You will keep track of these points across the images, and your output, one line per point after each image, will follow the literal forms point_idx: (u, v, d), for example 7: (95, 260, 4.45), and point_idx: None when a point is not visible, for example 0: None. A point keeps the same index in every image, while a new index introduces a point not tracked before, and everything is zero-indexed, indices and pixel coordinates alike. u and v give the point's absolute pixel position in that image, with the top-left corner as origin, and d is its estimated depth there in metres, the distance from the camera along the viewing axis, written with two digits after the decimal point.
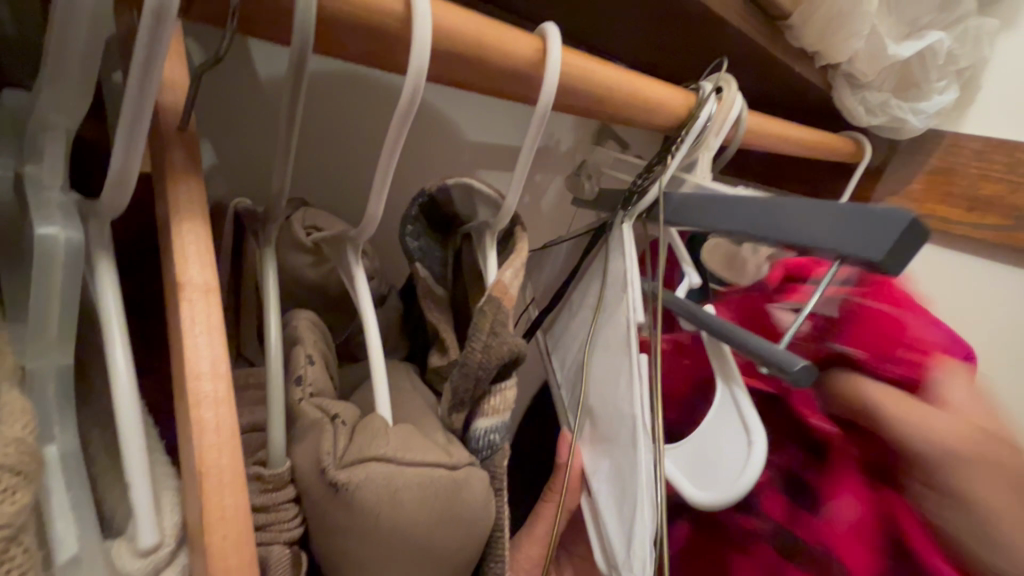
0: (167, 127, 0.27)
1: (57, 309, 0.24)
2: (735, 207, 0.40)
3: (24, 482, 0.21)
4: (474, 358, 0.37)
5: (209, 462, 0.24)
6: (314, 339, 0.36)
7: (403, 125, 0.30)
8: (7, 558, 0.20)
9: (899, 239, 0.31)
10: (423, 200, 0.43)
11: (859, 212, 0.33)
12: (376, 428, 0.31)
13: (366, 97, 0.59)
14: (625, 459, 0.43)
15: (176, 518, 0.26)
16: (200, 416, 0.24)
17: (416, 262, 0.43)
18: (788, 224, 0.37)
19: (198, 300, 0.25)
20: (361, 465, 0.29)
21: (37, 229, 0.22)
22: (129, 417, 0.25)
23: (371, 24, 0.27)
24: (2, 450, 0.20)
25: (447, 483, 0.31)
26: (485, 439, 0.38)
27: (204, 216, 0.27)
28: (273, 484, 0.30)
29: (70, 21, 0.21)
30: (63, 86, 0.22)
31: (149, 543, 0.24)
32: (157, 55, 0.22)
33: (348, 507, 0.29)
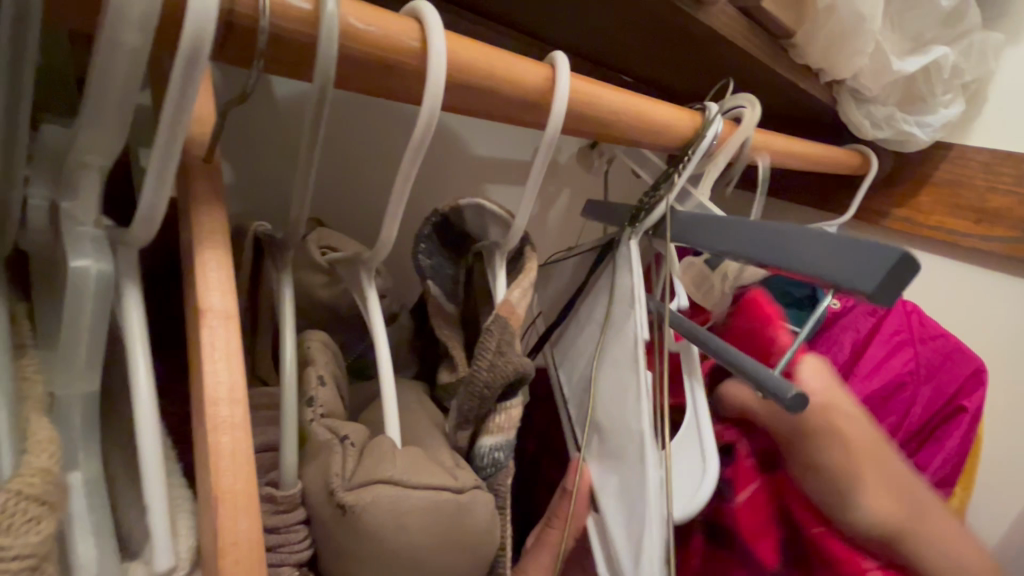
0: (194, 160, 0.28)
1: (86, 340, 0.24)
2: (735, 232, 0.41)
3: (50, 511, 0.21)
4: (480, 377, 0.38)
5: (224, 488, 0.24)
6: (326, 361, 0.36)
7: (418, 154, 0.31)
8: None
9: (888, 273, 0.31)
10: (437, 219, 0.44)
11: (852, 246, 0.33)
12: (384, 450, 0.32)
13: (379, 117, 0.60)
14: (632, 474, 0.44)
15: (191, 541, 0.27)
16: (217, 441, 0.25)
17: (428, 280, 0.44)
18: (784, 249, 0.37)
19: (218, 326, 0.26)
20: (368, 487, 0.30)
21: (71, 262, 0.23)
22: (149, 443, 0.25)
23: (388, 59, 0.28)
24: (29, 479, 0.21)
25: (452, 506, 0.31)
26: (490, 456, 0.38)
27: (226, 244, 0.27)
28: (285, 505, 0.30)
29: (108, 66, 0.22)
30: (97, 125, 0.23)
31: (165, 566, 0.25)
32: (189, 94, 0.23)
33: (354, 529, 0.29)
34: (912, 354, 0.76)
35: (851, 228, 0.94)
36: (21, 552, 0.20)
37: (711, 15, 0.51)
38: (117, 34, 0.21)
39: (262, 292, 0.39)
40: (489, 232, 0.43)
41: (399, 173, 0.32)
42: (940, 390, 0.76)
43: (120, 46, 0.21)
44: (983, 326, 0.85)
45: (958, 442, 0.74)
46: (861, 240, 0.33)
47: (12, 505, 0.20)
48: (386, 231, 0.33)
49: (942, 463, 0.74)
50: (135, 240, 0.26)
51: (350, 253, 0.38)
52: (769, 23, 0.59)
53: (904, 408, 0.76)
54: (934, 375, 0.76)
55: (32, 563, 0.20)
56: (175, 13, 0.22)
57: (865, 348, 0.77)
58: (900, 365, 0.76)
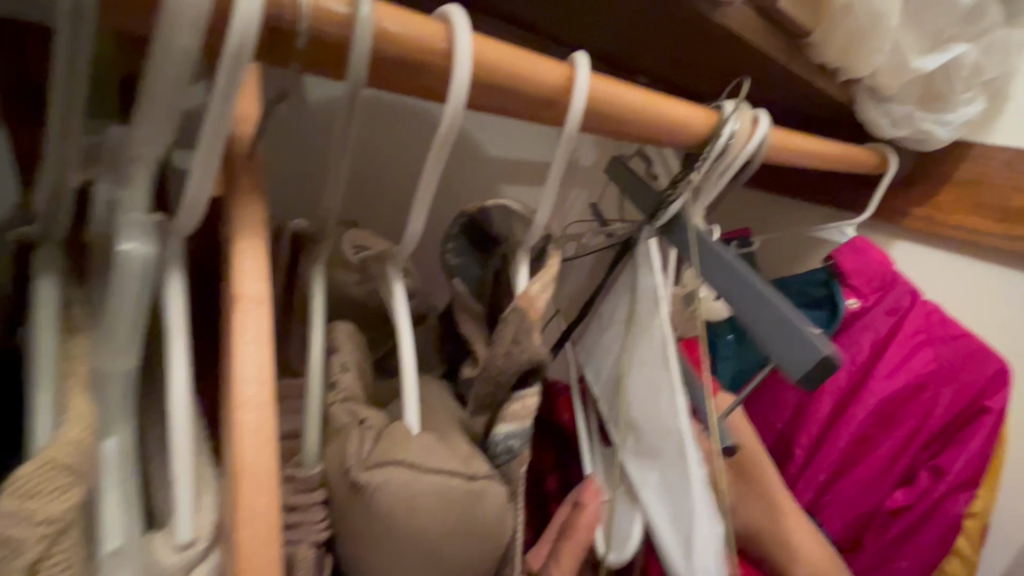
0: (236, 155, 0.30)
1: (129, 319, 0.25)
2: (724, 276, 0.47)
3: (76, 481, 0.25)
4: (497, 361, 0.39)
5: (246, 462, 0.26)
6: (351, 350, 0.38)
7: (442, 150, 0.32)
8: (57, 548, 0.24)
9: (812, 371, 0.41)
10: (464, 220, 0.46)
11: (798, 340, 0.42)
12: (398, 434, 0.32)
13: (403, 118, 0.62)
14: (674, 471, 0.46)
15: (212, 516, 0.28)
16: (243, 417, 0.26)
17: (455, 279, 0.45)
18: (755, 313, 0.44)
19: (252, 310, 0.27)
20: (382, 468, 0.30)
21: (120, 245, 0.25)
22: (181, 419, 0.27)
23: (416, 59, 0.29)
24: (62, 451, 0.25)
25: (464, 493, 0.31)
26: (505, 444, 0.39)
27: (263, 235, 0.29)
28: (305, 485, 0.31)
29: (160, 65, 0.23)
30: (149, 121, 0.24)
31: (186, 538, 0.26)
32: (232, 93, 0.25)
33: (366, 509, 0.30)
34: (933, 354, 0.75)
35: (869, 228, 0.94)
36: (45, 516, 0.24)
37: (729, 16, 0.52)
38: (171, 36, 0.22)
39: (297, 297, 0.40)
40: (513, 231, 0.44)
41: (423, 171, 0.33)
42: (965, 391, 0.74)
43: (172, 48, 0.23)
44: (1004, 327, 0.84)
45: (980, 442, 0.72)
46: (808, 338, 0.41)
47: (43, 474, 0.24)
48: (412, 227, 0.35)
49: (965, 464, 0.72)
50: (179, 229, 0.27)
51: (379, 251, 0.40)
52: (786, 22, 0.59)
53: (925, 408, 0.75)
54: (953, 376, 0.74)
55: (58, 527, 0.24)
56: (222, 18, 0.24)
57: (884, 348, 0.77)
58: (920, 365, 0.75)
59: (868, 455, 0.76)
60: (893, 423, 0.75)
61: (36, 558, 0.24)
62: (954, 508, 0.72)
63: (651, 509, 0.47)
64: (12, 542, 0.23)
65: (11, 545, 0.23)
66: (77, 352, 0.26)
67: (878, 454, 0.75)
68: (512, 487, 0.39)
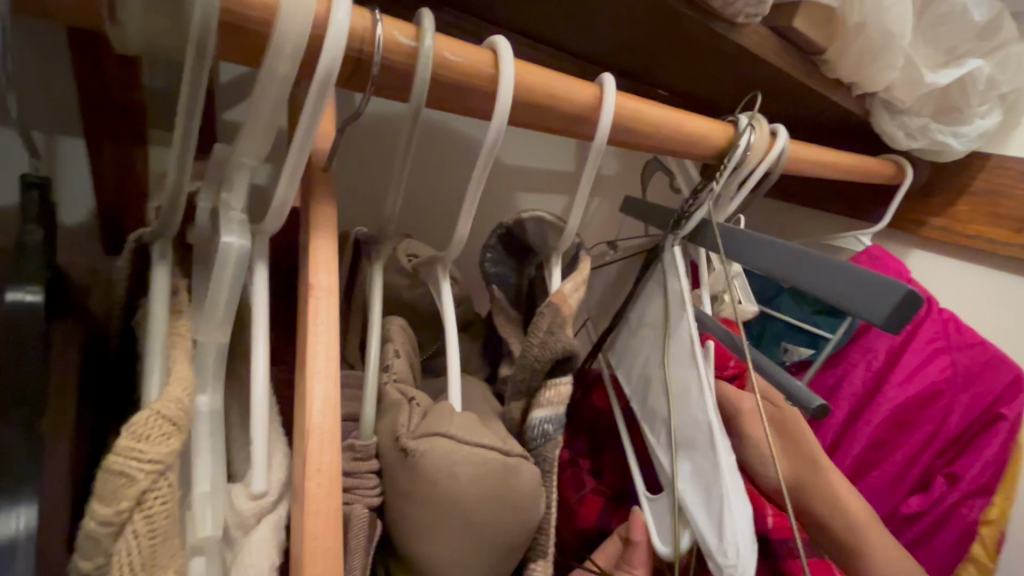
0: (316, 167, 0.34)
1: (224, 298, 0.29)
2: (770, 253, 0.48)
3: (177, 431, 0.27)
4: (532, 352, 0.42)
5: (314, 425, 0.30)
6: (403, 340, 0.42)
7: (488, 161, 0.36)
8: (157, 487, 0.26)
9: (897, 306, 0.40)
10: (502, 231, 0.51)
11: (872, 281, 0.42)
12: (443, 410, 0.36)
13: (445, 137, 0.68)
14: (706, 460, 0.47)
15: (280, 474, 0.32)
16: (312, 387, 0.30)
17: (493, 285, 0.49)
18: (815, 276, 0.45)
19: (323, 299, 0.31)
20: (427, 438, 0.34)
21: (222, 237, 0.29)
22: (260, 386, 0.30)
23: (468, 82, 0.33)
24: (167, 401, 0.27)
25: (499, 466, 0.34)
26: (540, 428, 0.42)
27: (335, 234, 0.33)
28: (362, 453, 0.35)
29: (265, 89, 0.28)
30: (251, 135, 0.29)
31: (260, 488, 0.30)
32: (318, 113, 0.29)
33: (414, 473, 0.33)
34: (948, 361, 0.77)
35: (886, 236, 0.95)
36: (152, 457, 0.26)
37: (746, 36, 0.55)
38: (274, 66, 0.27)
39: (357, 291, 0.45)
40: (547, 241, 0.48)
41: (471, 182, 0.37)
42: (978, 399, 0.75)
43: (275, 76, 0.27)
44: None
45: (998, 446, 0.73)
46: (878, 277, 0.41)
47: (152, 421, 0.26)
48: (460, 230, 0.39)
49: (981, 471, 0.74)
50: (268, 228, 0.32)
51: (429, 255, 0.44)
52: (802, 41, 0.62)
53: (940, 416, 0.76)
54: (970, 382, 0.76)
55: (158, 468, 0.26)
56: (313, 51, 0.28)
57: (900, 354, 0.78)
58: (936, 373, 0.77)
59: (884, 461, 0.77)
60: (910, 428, 0.77)
61: (141, 492, 0.26)
62: (970, 514, 0.73)
63: (684, 497, 0.48)
64: (123, 476, 0.25)
65: (123, 478, 0.25)
66: (182, 329, 0.31)
67: (894, 460, 0.77)
68: (546, 468, 0.42)
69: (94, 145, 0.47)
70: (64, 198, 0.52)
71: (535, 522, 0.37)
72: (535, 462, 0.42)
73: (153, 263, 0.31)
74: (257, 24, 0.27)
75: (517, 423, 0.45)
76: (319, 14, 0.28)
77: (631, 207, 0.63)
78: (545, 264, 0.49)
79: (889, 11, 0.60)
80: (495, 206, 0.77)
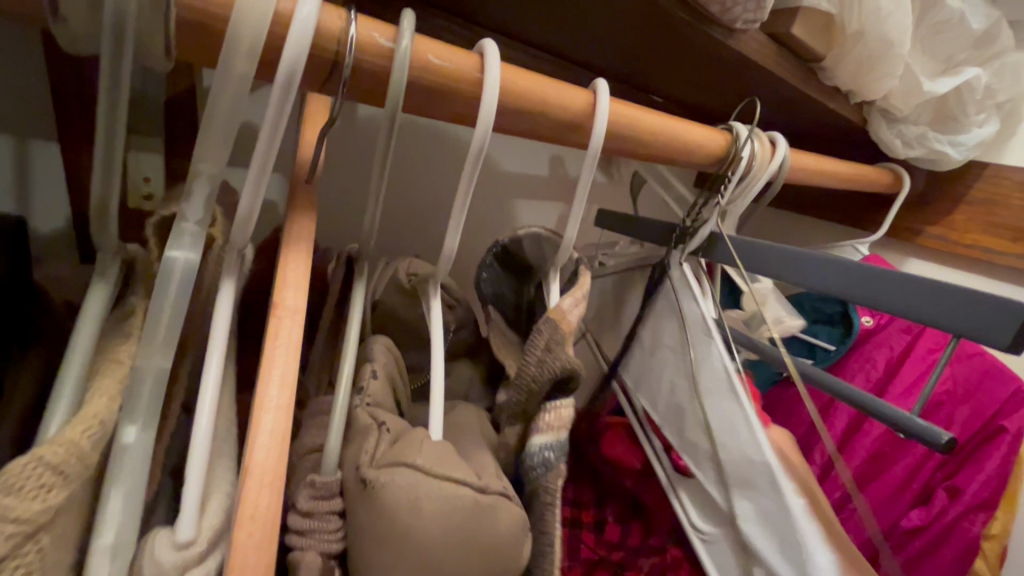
0: (296, 179, 0.33)
1: (167, 317, 0.27)
2: (833, 273, 0.43)
3: (62, 482, 0.23)
4: (529, 371, 0.40)
5: (255, 461, 0.26)
6: (384, 360, 0.40)
7: (473, 170, 0.34)
8: (23, 553, 0.22)
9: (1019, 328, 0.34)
10: (497, 250, 0.50)
11: (977, 301, 0.36)
12: (414, 439, 0.33)
13: (440, 147, 0.67)
14: (771, 503, 0.42)
15: (214, 520, 0.27)
16: (260, 417, 0.27)
17: (490, 304, 0.48)
18: (894, 296, 0.39)
19: (286, 319, 0.29)
20: (390, 468, 0.31)
21: (167, 251, 0.27)
22: (202, 420, 0.27)
23: (449, 87, 0.31)
24: (54, 447, 0.23)
25: (470, 503, 0.31)
26: (540, 455, 0.39)
27: (308, 250, 0.31)
28: (324, 492, 0.32)
29: (221, 87, 0.26)
30: (211, 142, 0.27)
31: (186, 537, 0.26)
32: (282, 117, 0.27)
33: (373, 506, 0.30)
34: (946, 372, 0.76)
35: (885, 247, 0.94)
36: (21, 515, 0.22)
37: (744, 43, 0.54)
38: (230, 65, 0.25)
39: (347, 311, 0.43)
40: (545, 257, 0.48)
41: (460, 191, 0.35)
42: (979, 411, 0.73)
43: (230, 75, 0.25)
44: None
45: (997, 462, 0.69)
46: (982, 295, 0.35)
47: (29, 469, 0.22)
48: (447, 244, 0.37)
49: (982, 484, 0.70)
50: (236, 243, 0.30)
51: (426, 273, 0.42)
52: (799, 48, 0.61)
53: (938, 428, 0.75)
54: (971, 394, 0.74)
55: (25, 530, 0.22)
56: (275, 50, 0.27)
57: (899, 366, 0.76)
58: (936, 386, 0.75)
59: (882, 474, 0.76)
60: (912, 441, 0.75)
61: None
62: (971, 529, 0.69)
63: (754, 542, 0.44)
64: None
65: None
66: (119, 355, 0.28)
67: (893, 473, 0.75)
68: (547, 499, 0.38)
69: (68, 152, 0.45)
70: (36, 207, 0.50)
71: (518, 568, 0.33)
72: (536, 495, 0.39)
73: (96, 280, 0.29)
74: (213, 21, 0.25)
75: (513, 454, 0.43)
76: (281, 12, 0.26)
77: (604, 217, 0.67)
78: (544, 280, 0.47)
79: (888, 18, 0.59)
80: (490, 216, 0.75)
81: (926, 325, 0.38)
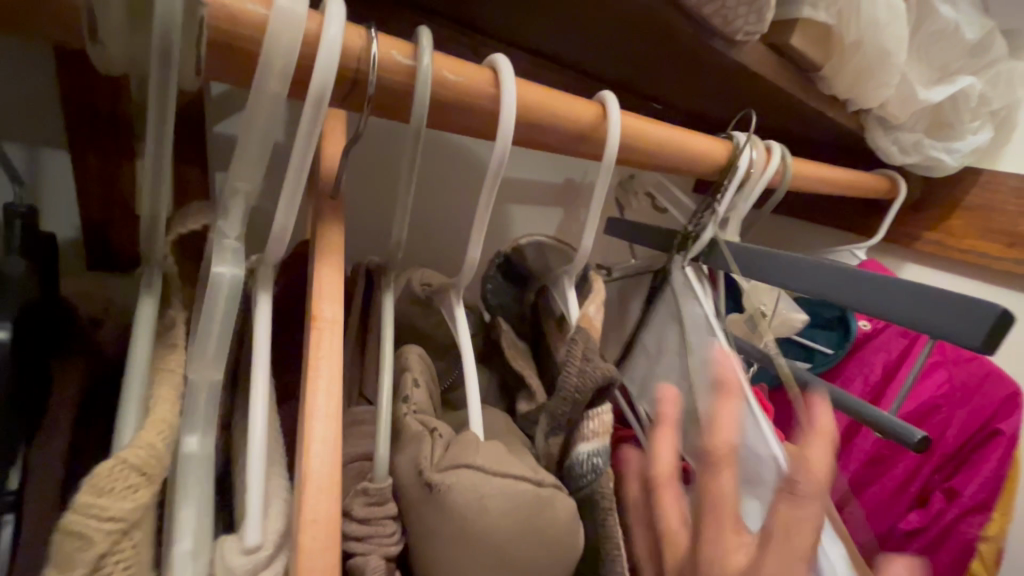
0: (322, 193, 0.33)
1: (217, 330, 0.28)
2: (818, 276, 0.44)
3: (146, 483, 0.25)
4: (570, 383, 0.40)
5: (313, 468, 0.27)
6: (421, 369, 0.40)
7: (495, 182, 0.35)
8: (118, 550, 0.24)
9: (990, 328, 0.35)
10: (501, 260, 0.51)
11: (953, 302, 0.36)
12: (468, 440, 0.33)
13: (450, 155, 0.67)
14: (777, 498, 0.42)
15: (277, 524, 0.28)
16: (311, 425, 0.28)
17: (494, 314, 0.50)
18: (875, 298, 0.40)
19: (326, 329, 0.30)
20: (452, 470, 0.31)
21: (214, 268, 0.28)
22: (258, 427, 0.28)
23: (470, 101, 0.32)
24: (136, 449, 0.25)
25: (531, 496, 0.31)
26: (589, 462, 0.39)
27: (340, 260, 0.32)
28: (377, 497, 0.33)
29: (257, 105, 0.27)
30: (244, 158, 0.28)
31: (254, 542, 0.27)
32: (314, 133, 0.28)
33: (441, 508, 0.31)
34: (945, 376, 0.75)
35: (883, 252, 0.96)
36: (113, 515, 0.23)
37: (744, 53, 0.55)
38: (264, 84, 0.26)
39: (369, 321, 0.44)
40: (549, 266, 0.48)
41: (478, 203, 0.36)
42: (977, 413, 0.73)
43: (264, 94, 0.26)
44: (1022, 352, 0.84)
45: (994, 465, 0.70)
46: (958, 297, 0.36)
47: (117, 471, 0.24)
48: (469, 254, 0.38)
49: (978, 487, 0.71)
50: (269, 259, 0.31)
51: (440, 282, 0.43)
52: (799, 58, 0.62)
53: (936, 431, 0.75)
54: (968, 398, 0.74)
55: (121, 527, 0.24)
56: (306, 67, 0.27)
57: (898, 368, 0.77)
58: (932, 389, 0.75)
59: (883, 476, 0.75)
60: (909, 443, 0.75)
61: (99, 556, 0.23)
62: (969, 532, 0.71)
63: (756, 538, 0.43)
64: (78, 537, 0.23)
65: (79, 540, 0.23)
66: (171, 364, 0.29)
67: (894, 475, 0.75)
68: (604, 506, 0.38)
69: (78, 164, 0.46)
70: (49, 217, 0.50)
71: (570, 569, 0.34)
72: (591, 500, 0.39)
73: (141, 295, 0.31)
74: (248, 41, 0.25)
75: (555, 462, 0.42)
76: (309, 33, 0.27)
77: (614, 225, 0.66)
78: (551, 288, 0.48)
79: (885, 29, 0.60)
80: (489, 221, 0.77)
81: (913, 328, 0.38)
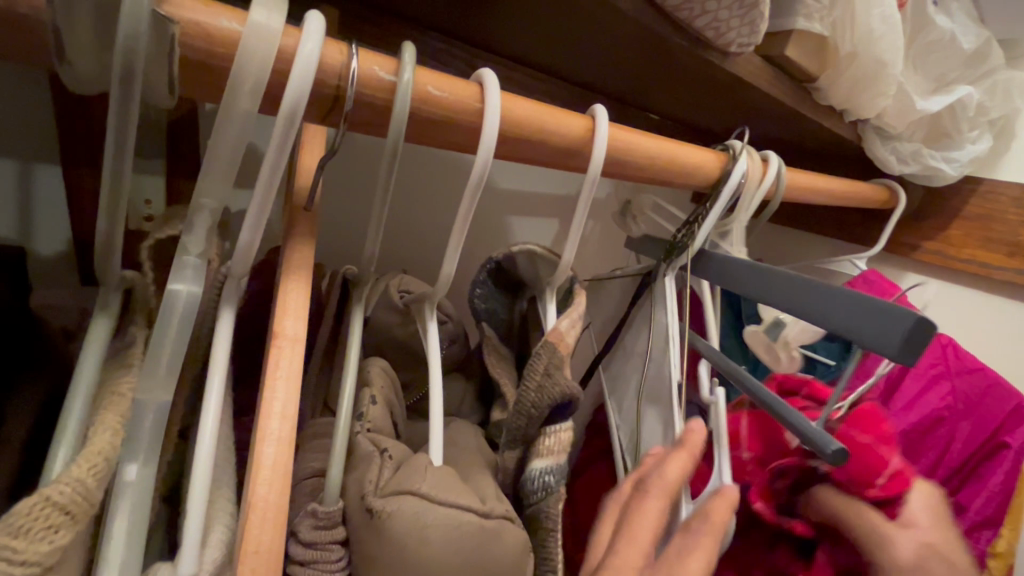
0: (297, 207, 0.33)
1: (169, 350, 0.28)
2: (766, 280, 0.45)
3: (69, 522, 0.23)
4: (529, 398, 0.39)
5: (258, 495, 0.26)
6: (381, 385, 0.40)
7: (473, 197, 0.34)
8: None
9: (907, 334, 0.34)
10: (492, 265, 0.49)
11: (875, 307, 0.36)
12: (417, 465, 0.33)
13: (441, 166, 0.67)
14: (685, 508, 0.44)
15: (217, 553, 0.27)
16: (261, 450, 0.27)
17: (482, 322, 0.49)
18: (810, 303, 0.40)
19: (286, 348, 0.29)
20: (395, 496, 0.30)
21: (171, 283, 0.28)
22: (203, 453, 0.27)
23: (449, 115, 0.32)
24: (61, 488, 0.23)
25: (475, 530, 0.30)
26: (540, 480, 0.39)
27: (308, 276, 0.31)
28: (326, 521, 0.31)
29: (225, 123, 0.26)
30: (213, 175, 0.28)
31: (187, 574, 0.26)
32: (283, 151, 0.27)
33: (381, 537, 0.30)
34: (948, 388, 0.73)
35: (882, 262, 0.95)
36: (29, 558, 0.22)
37: (739, 64, 0.55)
38: (233, 103, 0.26)
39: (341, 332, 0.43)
40: (539, 274, 0.47)
41: (459, 215, 0.35)
42: (981, 425, 0.71)
43: (233, 112, 0.26)
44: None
45: (1001, 479, 0.68)
46: (882, 303, 0.36)
47: (38, 510, 0.22)
48: (446, 267, 0.37)
49: (986, 501, 0.69)
50: (237, 272, 0.30)
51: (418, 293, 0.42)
52: (793, 69, 0.62)
53: (940, 446, 0.73)
54: (972, 410, 0.72)
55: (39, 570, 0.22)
56: (278, 85, 0.27)
57: (899, 382, 0.75)
58: (936, 400, 0.73)
59: None
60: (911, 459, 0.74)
61: None
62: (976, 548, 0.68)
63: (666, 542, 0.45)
64: None
65: None
66: (121, 387, 0.28)
67: None
68: (551, 524, 0.38)
69: (70, 175, 0.46)
70: (35, 226, 0.50)
71: None
72: (539, 517, 0.39)
73: (94, 313, 0.30)
74: (217, 59, 0.25)
75: (513, 477, 0.42)
76: (286, 47, 0.26)
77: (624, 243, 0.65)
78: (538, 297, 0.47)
79: (881, 40, 0.60)
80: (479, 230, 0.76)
81: (827, 331, 0.39)
